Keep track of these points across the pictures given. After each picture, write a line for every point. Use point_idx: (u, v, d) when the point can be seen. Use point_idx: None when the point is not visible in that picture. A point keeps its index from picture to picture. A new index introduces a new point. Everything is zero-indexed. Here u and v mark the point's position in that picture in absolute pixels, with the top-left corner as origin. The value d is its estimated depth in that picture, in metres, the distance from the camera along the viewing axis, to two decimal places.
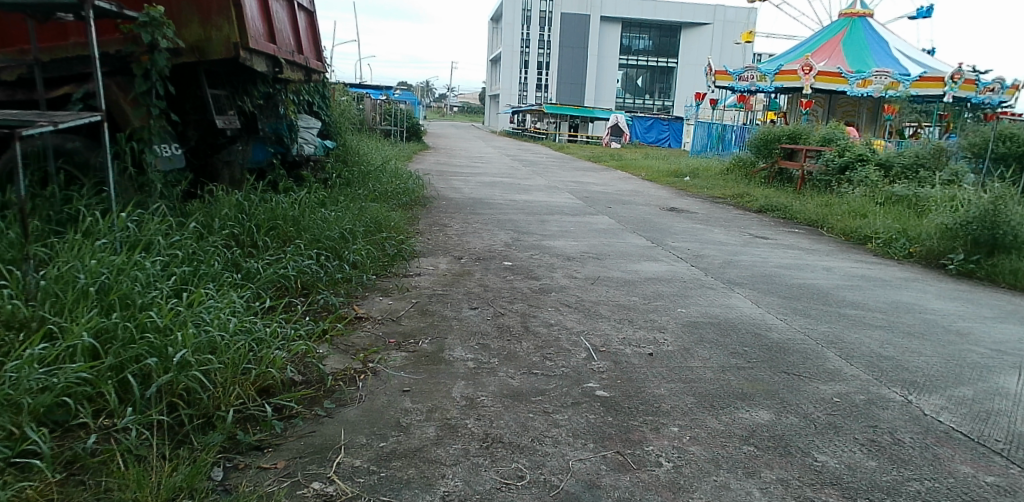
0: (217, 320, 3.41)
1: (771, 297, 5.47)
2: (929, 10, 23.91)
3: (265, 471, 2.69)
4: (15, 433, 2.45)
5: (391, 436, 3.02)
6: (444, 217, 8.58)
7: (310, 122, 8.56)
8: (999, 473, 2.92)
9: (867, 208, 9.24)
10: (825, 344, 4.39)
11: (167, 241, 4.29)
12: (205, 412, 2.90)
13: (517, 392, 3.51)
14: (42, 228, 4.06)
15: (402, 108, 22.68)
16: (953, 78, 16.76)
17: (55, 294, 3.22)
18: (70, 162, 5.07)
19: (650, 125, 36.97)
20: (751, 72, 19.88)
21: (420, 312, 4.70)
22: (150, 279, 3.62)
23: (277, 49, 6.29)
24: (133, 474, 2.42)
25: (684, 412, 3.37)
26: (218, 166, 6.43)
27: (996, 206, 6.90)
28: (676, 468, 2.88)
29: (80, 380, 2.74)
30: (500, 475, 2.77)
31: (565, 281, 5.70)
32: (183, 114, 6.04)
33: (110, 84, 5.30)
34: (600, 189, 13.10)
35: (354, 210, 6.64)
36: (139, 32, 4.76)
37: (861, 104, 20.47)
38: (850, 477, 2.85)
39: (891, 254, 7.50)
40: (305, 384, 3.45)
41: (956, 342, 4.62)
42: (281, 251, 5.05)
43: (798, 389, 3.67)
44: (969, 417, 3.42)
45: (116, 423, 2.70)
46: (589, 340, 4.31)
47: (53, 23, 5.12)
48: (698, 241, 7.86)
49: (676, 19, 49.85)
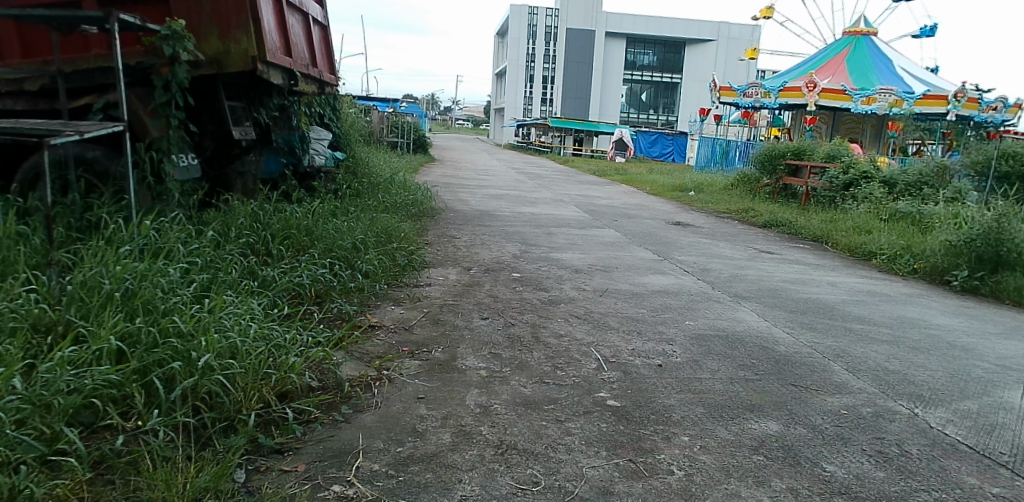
0: (237, 325, 3.47)
1: (779, 311, 5.54)
2: (931, 29, 24.11)
3: (287, 474, 2.75)
4: (47, 433, 2.52)
5: (408, 441, 3.08)
6: (453, 229, 8.65)
7: (321, 134, 8.73)
8: (1004, 485, 2.97)
9: (871, 225, 9.30)
10: (831, 358, 4.45)
11: (187, 248, 4.38)
12: (227, 415, 2.97)
13: (529, 400, 3.58)
14: (65, 235, 4.15)
15: (408, 120, 22.74)
16: (954, 97, 16.93)
17: (80, 298, 3.29)
18: (90, 171, 5.17)
19: (654, 140, 37.13)
20: (755, 88, 20.05)
21: (432, 321, 4.77)
22: (172, 286, 3.70)
23: (292, 62, 6.41)
24: (161, 475, 2.48)
25: (694, 422, 3.43)
26: (232, 177, 6.54)
27: (999, 223, 6.97)
28: (687, 475, 2.94)
29: (107, 383, 2.81)
30: (516, 481, 2.83)
31: (573, 293, 5.77)
32: (200, 125, 6.14)
33: (130, 95, 5.40)
34: (605, 202, 13.17)
35: (365, 220, 6.74)
36: (161, 45, 4.91)
37: (865, 121, 20.70)
38: (859, 487, 2.91)
39: (896, 270, 7.56)
40: (323, 389, 3.50)
41: (961, 357, 4.67)
42: (296, 260, 5.14)
43: (805, 401, 3.73)
44: (974, 431, 3.47)
45: (143, 424, 2.77)
46: (600, 350, 4.37)
47: (76, 35, 5.22)
48: (704, 255, 7.93)
49: (681, 36, 50.33)
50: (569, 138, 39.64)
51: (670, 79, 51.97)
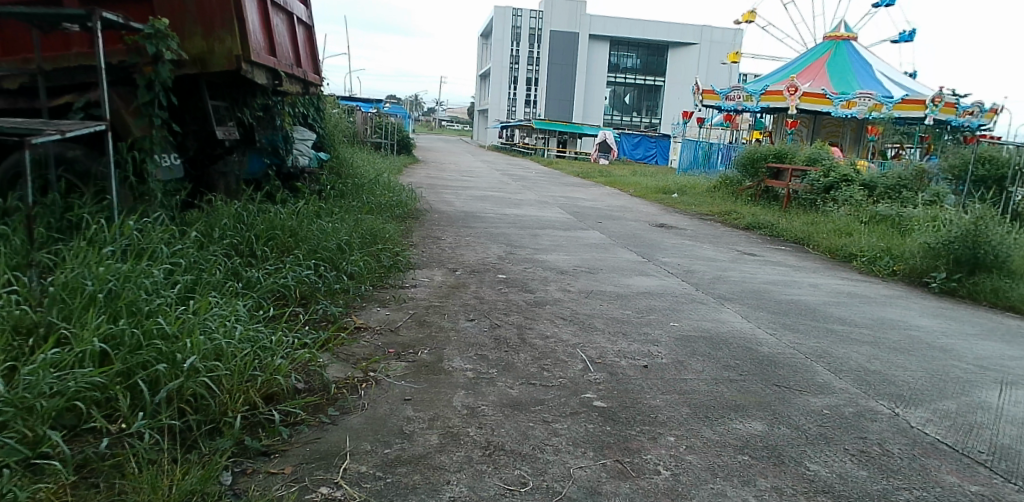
0: (223, 327, 3.44)
1: (761, 312, 5.60)
2: (908, 34, 24.48)
3: (273, 476, 2.74)
4: (30, 436, 2.49)
5: (396, 443, 3.08)
6: (437, 230, 8.65)
7: (305, 134, 8.68)
8: (983, 483, 3.03)
9: (852, 227, 9.44)
10: (813, 359, 4.50)
11: (170, 249, 4.33)
12: (212, 418, 2.95)
13: (516, 402, 3.58)
14: (46, 235, 4.09)
15: (392, 122, 22.68)
16: (932, 102, 17.22)
17: (62, 299, 3.24)
18: (70, 171, 5.11)
19: (637, 142, 37.35)
20: (738, 92, 20.29)
21: (418, 323, 4.77)
22: (156, 287, 3.66)
23: (277, 62, 6.37)
24: (147, 477, 2.46)
25: (680, 422, 3.46)
26: (215, 177, 6.48)
27: (977, 226, 7.10)
28: (674, 475, 2.96)
29: (91, 385, 2.77)
30: (504, 482, 2.83)
31: (559, 294, 5.80)
32: (183, 124, 6.08)
33: (113, 94, 5.34)
34: (589, 204, 13.22)
35: (350, 221, 6.71)
36: (144, 43, 4.86)
37: (845, 125, 21.00)
38: (842, 485, 2.95)
39: (876, 272, 7.68)
40: (309, 391, 3.49)
41: (939, 357, 4.75)
42: (281, 261, 5.11)
43: (789, 401, 3.78)
44: (953, 430, 3.54)
45: (127, 427, 2.75)
46: (585, 352, 4.39)
47: (57, 33, 5.15)
48: (688, 256, 8.00)
49: (664, 39, 50.65)
50: (552, 139, 39.75)
51: (654, 81, 52.29)
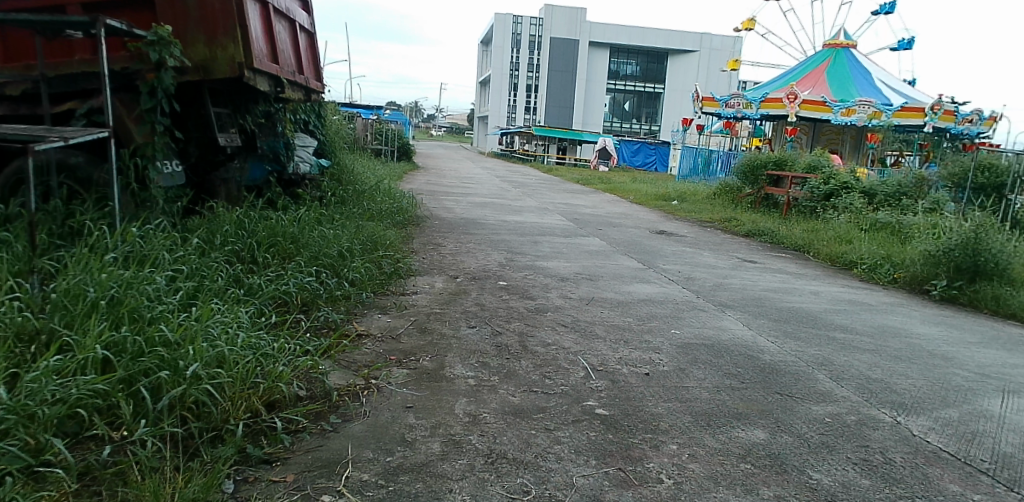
0: (225, 334, 3.45)
1: (762, 319, 5.60)
2: (908, 42, 24.58)
3: (275, 484, 2.73)
4: (32, 443, 2.50)
5: (398, 451, 3.07)
6: (438, 236, 8.65)
7: (305, 142, 8.71)
8: (986, 492, 3.03)
9: (852, 234, 9.45)
10: (815, 367, 4.50)
11: (172, 255, 4.34)
12: (214, 425, 2.95)
13: (518, 409, 3.58)
14: (46, 242, 4.09)
15: (393, 128, 22.79)
16: (931, 109, 17.30)
17: (65, 306, 3.25)
18: (72, 177, 5.12)
19: (637, 149, 37.45)
20: (737, 99, 20.33)
21: (419, 330, 4.77)
22: (159, 294, 3.66)
23: (279, 69, 6.40)
24: (149, 485, 2.46)
25: (682, 430, 3.45)
26: (216, 183, 6.44)
27: (977, 234, 7.10)
28: (676, 484, 2.95)
29: (93, 392, 2.76)
30: (506, 490, 2.83)
31: (560, 301, 5.80)
32: (185, 131, 6.10)
33: (116, 101, 5.36)
34: (589, 211, 13.24)
35: (351, 228, 6.72)
36: (147, 50, 4.87)
37: (844, 132, 21.07)
38: (844, 494, 2.95)
39: (877, 280, 7.68)
40: (310, 399, 3.47)
41: (940, 365, 4.75)
42: (282, 267, 5.11)
43: (791, 409, 3.78)
44: (955, 438, 3.54)
45: (130, 434, 2.74)
46: (587, 359, 4.39)
47: (59, 39, 5.16)
48: (688, 263, 8.01)
49: (664, 47, 50.83)
50: (552, 146, 39.81)
51: (654, 88, 52.42)
